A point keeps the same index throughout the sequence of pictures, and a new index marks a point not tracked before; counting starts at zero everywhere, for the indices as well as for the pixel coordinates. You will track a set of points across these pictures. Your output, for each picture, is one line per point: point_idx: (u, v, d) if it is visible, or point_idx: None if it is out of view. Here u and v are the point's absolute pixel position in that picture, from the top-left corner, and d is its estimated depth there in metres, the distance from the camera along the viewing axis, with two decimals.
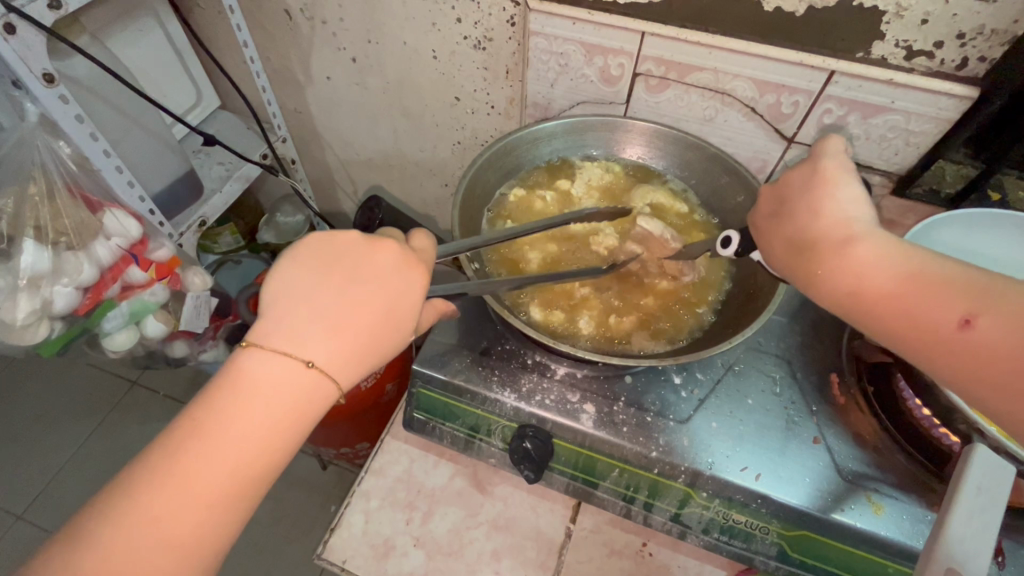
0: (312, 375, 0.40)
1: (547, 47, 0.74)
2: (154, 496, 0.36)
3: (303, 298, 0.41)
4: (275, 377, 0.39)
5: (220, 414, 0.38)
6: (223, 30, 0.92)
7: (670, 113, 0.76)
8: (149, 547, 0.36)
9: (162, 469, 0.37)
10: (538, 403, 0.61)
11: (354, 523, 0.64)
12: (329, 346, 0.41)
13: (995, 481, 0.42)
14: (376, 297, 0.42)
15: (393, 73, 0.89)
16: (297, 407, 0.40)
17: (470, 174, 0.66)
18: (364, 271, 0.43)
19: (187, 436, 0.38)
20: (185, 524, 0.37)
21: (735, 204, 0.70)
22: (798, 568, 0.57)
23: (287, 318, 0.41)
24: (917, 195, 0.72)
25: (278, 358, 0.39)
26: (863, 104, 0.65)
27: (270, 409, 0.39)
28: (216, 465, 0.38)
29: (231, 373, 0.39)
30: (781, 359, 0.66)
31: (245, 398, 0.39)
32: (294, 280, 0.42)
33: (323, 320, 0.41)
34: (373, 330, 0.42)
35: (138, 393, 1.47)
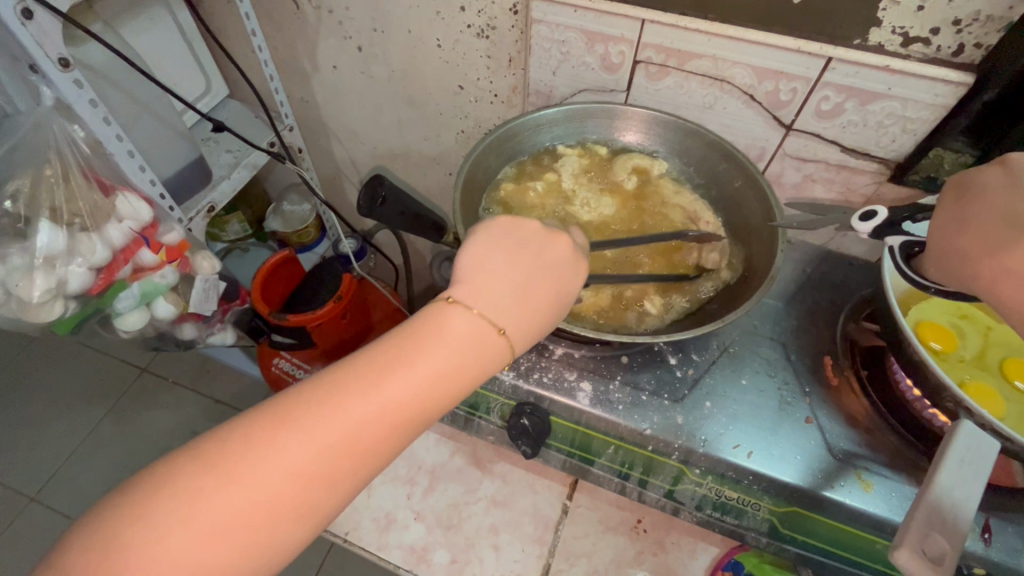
0: (498, 344, 0.43)
1: (549, 34, 0.75)
2: (335, 420, 0.37)
3: (496, 272, 0.45)
4: (461, 340, 0.41)
5: (410, 354, 0.40)
6: (232, 19, 0.94)
7: (670, 100, 0.77)
8: (316, 467, 0.36)
9: (343, 401, 0.38)
10: (535, 380, 0.62)
11: (356, 496, 0.66)
12: (516, 323, 0.44)
13: (978, 453, 0.43)
14: (552, 285, 0.46)
15: (399, 61, 0.91)
16: (473, 368, 0.42)
17: (471, 160, 0.66)
18: (546, 254, 0.47)
19: (370, 375, 0.39)
20: (347, 459, 0.37)
21: (732, 189, 0.71)
22: (787, 543, 0.59)
23: (484, 287, 0.44)
24: (914, 182, 0.73)
25: (469, 321, 0.42)
26: (860, 91, 0.66)
27: (451, 369, 0.41)
28: (389, 412, 0.38)
29: (423, 321, 0.42)
30: (776, 342, 0.67)
31: (435, 347, 0.40)
32: (492, 253, 0.46)
33: (517, 298, 0.44)
34: (544, 319, 0.46)
35: (148, 380, 1.50)
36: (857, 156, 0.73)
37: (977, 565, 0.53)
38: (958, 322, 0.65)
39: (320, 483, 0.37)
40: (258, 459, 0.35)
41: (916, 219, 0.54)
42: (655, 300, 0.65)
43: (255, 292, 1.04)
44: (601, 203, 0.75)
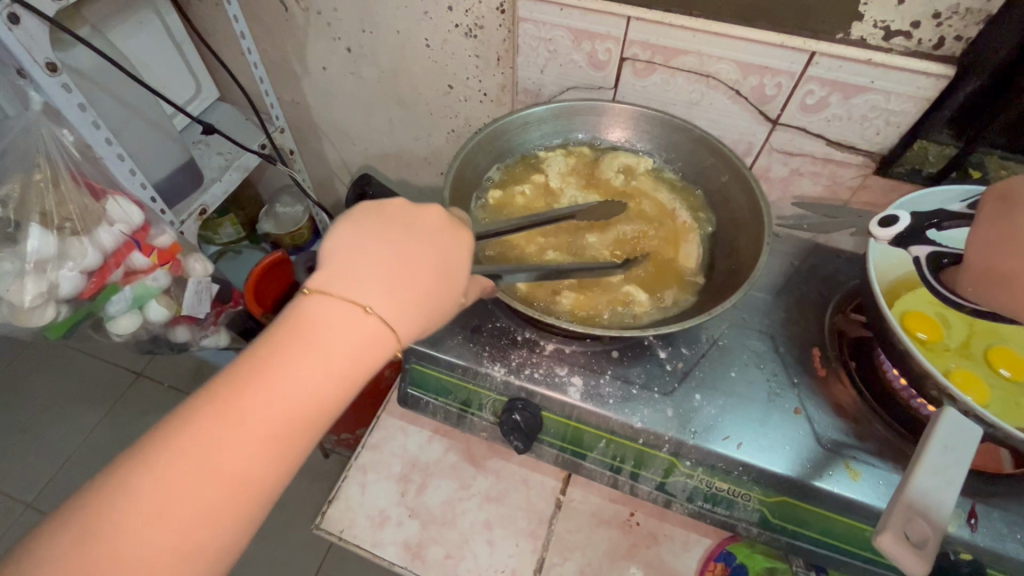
0: (380, 332, 0.42)
1: (536, 33, 0.76)
2: (211, 445, 0.36)
3: (363, 254, 0.44)
4: (338, 323, 0.41)
5: (281, 362, 0.39)
6: (221, 21, 0.94)
7: (657, 97, 0.77)
8: (200, 497, 0.36)
9: (217, 411, 0.37)
10: (526, 376, 0.62)
11: (350, 495, 0.66)
12: (393, 305, 0.43)
13: (961, 441, 0.44)
14: (431, 258, 0.46)
15: (388, 63, 0.91)
16: (357, 362, 0.41)
17: (459, 159, 0.67)
18: (415, 228, 0.48)
19: (244, 380, 0.38)
20: (237, 463, 0.37)
21: (718, 184, 0.71)
22: (779, 533, 0.59)
23: (350, 272, 0.43)
24: (899, 174, 0.73)
25: (341, 304, 0.41)
26: (844, 85, 0.67)
27: (336, 354, 0.40)
28: (273, 406, 0.38)
29: (291, 317, 0.41)
30: (765, 334, 0.67)
31: (310, 348, 0.40)
32: (356, 238, 0.46)
33: (390, 282, 0.44)
34: (429, 290, 0.46)
35: (143, 384, 1.50)
36: (843, 150, 0.73)
37: (965, 550, 0.54)
38: (945, 311, 0.66)
39: (216, 494, 0.36)
40: (132, 488, 0.35)
41: (941, 228, 0.65)
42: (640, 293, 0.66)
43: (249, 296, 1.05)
44: (587, 200, 0.75)
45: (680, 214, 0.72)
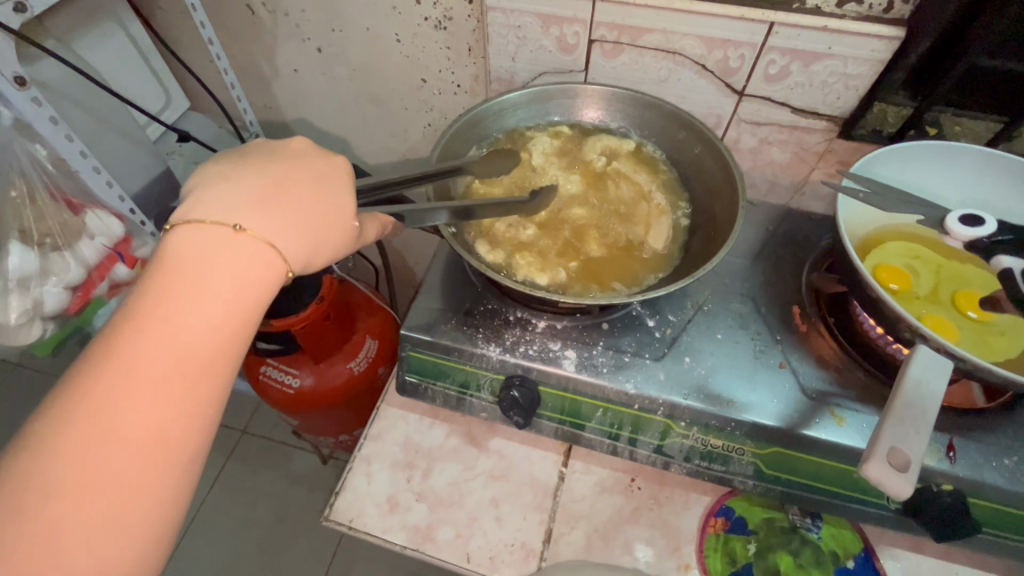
0: (265, 252, 0.44)
1: (505, 21, 0.77)
2: (115, 389, 0.38)
3: (224, 192, 0.47)
4: (214, 247, 0.43)
5: (165, 296, 0.41)
6: (188, 29, 0.94)
7: (627, 76, 0.79)
8: (123, 436, 0.37)
9: (114, 358, 0.38)
10: (521, 353, 0.64)
11: (356, 486, 0.67)
12: (269, 224, 0.45)
13: (933, 375, 0.47)
14: (289, 182, 0.49)
15: (360, 60, 0.92)
16: (250, 286, 0.43)
17: (438, 148, 0.68)
18: (271, 165, 0.51)
19: (131, 322, 0.40)
20: (153, 394, 0.38)
21: (692, 156, 0.74)
22: (772, 483, 0.62)
23: (213, 206, 0.45)
24: (862, 136, 0.77)
25: (207, 228, 0.43)
26: (803, 53, 0.69)
27: (222, 275, 0.42)
28: (171, 336, 0.40)
29: (163, 258, 0.43)
30: (746, 297, 0.70)
31: (193, 276, 0.41)
32: (215, 184, 0.48)
33: (262, 210, 0.46)
34: (302, 208, 0.48)
35: None
36: (808, 117, 0.76)
37: (946, 480, 0.57)
38: (913, 263, 0.69)
39: (142, 431, 0.38)
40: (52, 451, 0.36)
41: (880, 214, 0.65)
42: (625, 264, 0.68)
43: None
44: (568, 179, 0.76)
45: (656, 197, 0.74)
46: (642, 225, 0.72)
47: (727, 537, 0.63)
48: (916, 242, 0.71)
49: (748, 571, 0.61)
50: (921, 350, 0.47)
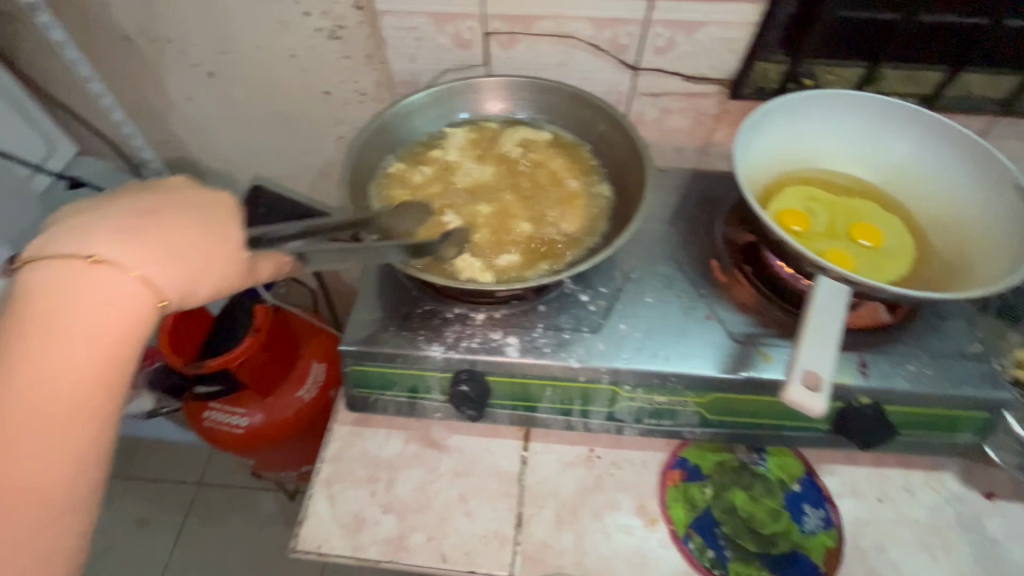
0: (129, 288, 0.42)
1: (398, 23, 0.77)
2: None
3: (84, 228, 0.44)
4: (74, 297, 0.41)
5: (30, 350, 0.40)
6: (63, 70, 0.88)
7: (527, 65, 0.81)
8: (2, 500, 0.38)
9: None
10: (465, 348, 0.65)
11: (319, 510, 0.66)
12: (130, 261, 0.43)
13: (834, 302, 0.53)
14: (161, 216, 0.47)
15: (257, 80, 0.90)
16: (119, 333, 0.42)
17: (348, 158, 0.67)
18: (146, 197, 0.48)
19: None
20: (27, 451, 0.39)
21: (599, 132, 0.76)
22: (717, 427, 0.66)
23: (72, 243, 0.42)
24: (749, 95, 0.83)
25: (63, 276, 0.41)
26: (683, 23, 0.74)
27: (88, 327, 0.41)
28: (43, 390, 0.40)
29: (19, 307, 0.41)
30: (669, 258, 0.74)
31: (53, 329, 0.40)
32: (80, 215, 0.45)
33: (113, 246, 0.43)
34: (177, 246, 0.45)
35: None
36: (699, 82, 0.81)
37: (864, 395, 0.63)
38: (810, 204, 0.75)
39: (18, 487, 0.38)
40: None
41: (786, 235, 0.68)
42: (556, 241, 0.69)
43: (165, 348, 0.95)
44: (486, 171, 0.75)
45: (568, 183, 0.73)
46: (565, 202, 0.73)
47: (685, 486, 0.67)
48: (812, 185, 0.77)
49: (708, 513, 0.65)
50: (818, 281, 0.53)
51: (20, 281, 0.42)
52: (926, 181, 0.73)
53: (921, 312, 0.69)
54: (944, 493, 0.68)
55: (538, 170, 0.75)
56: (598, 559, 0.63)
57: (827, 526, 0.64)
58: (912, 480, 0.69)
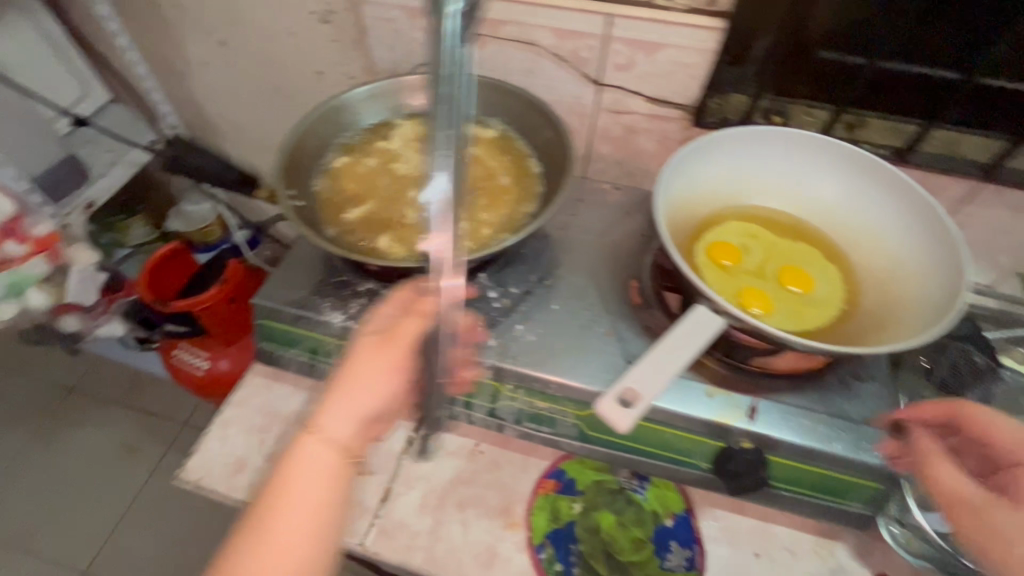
0: (321, 454, 0.52)
1: (377, 14, 0.82)
2: (285, 501, 0.49)
3: (306, 475, 0.51)
4: (312, 463, 0.52)
5: (278, 496, 0.50)
6: (100, 25, 0.99)
7: (496, 67, 0.84)
8: (302, 524, 0.49)
9: (286, 490, 0.50)
10: (362, 321, 0.67)
11: (209, 448, 0.70)
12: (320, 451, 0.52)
13: (700, 334, 0.55)
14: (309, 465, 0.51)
15: (260, 54, 0.97)
16: (328, 478, 0.52)
17: (291, 131, 0.70)
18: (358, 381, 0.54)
19: (253, 531, 0.48)
20: (298, 534, 0.48)
21: (544, 140, 0.76)
22: (597, 444, 0.66)
23: (294, 481, 0.50)
24: (713, 125, 0.81)
25: (318, 448, 0.52)
26: (643, 43, 0.74)
27: (313, 498, 0.50)
28: (297, 513, 0.49)
29: (292, 462, 0.51)
30: (590, 272, 0.74)
31: (285, 497, 0.49)
32: (311, 463, 0.51)
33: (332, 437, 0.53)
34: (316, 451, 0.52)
35: (117, 410, 1.73)
36: (661, 105, 0.81)
37: (745, 439, 0.60)
38: (747, 240, 0.73)
39: (311, 537, 0.49)
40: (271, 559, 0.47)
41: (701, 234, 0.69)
42: (483, 231, 0.69)
43: (143, 285, 1.04)
44: (423, 161, 0.77)
45: (503, 178, 0.75)
46: (496, 198, 0.73)
47: (555, 497, 0.66)
48: (754, 220, 0.75)
49: (569, 527, 0.64)
50: (692, 314, 0.55)
51: (289, 469, 0.51)
52: (865, 231, 0.70)
53: (840, 368, 0.65)
54: (829, 563, 0.64)
55: (476, 166, 0.76)
56: (448, 549, 0.63)
57: (688, 568, 0.62)
58: (797, 541, 0.65)
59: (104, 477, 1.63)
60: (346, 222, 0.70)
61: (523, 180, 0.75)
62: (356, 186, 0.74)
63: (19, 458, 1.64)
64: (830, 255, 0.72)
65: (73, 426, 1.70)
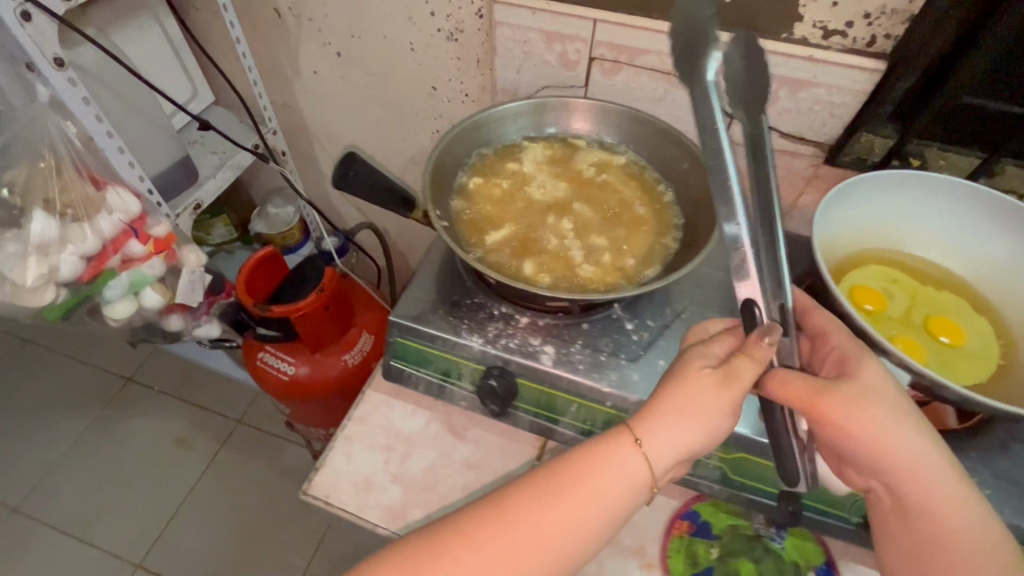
0: (634, 473, 0.49)
1: (511, 35, 0.82)
2: (553, 508, 0.47)
3: (587, 475, 0.49)
4: (614, 474, 0.49)
5: (544, 492, 0.48)
6: (219, 30, 1.01)
7: (626, 94, 0.83)
8: (541, 545, 0.47)
9: (555, 493, 0.48)
10: (502, 346, 0.66)
11: (335, 464, 0.69)
12: (635, 467, 0.49)
13: None
14: (596, 466, 0.49)
15: (375, 67, 0.98)
16: (607, 501, 0.48)
17: (437, 148, 0.70)
18: (698, 404, 0.49)
19: (506, 512, 0.48)
20: (543, 549, 0.47)
21: (680, 171, 0.75)
22: (738, 488, 0.64)
23: (592, 479, 0.48)
24: (846, 163, 0.80)
25: (623, 460, 0.49)
26: (790, 80, 0.73)
27: (584, 511, 0.48)
28: (553, 526, 0.47)
29: (583, 462, 0.49)
30: (725, 308, 0.72)
31: (551, 501, 0.48)
32: (603, 466, 0.49)
33: (625, 459, 0.49)
34: (593, 460, 0.49)
35: (173, 403, 1.75)
36: (795, 141, 0.79)
37: None
38: (889, 286, 0.71)
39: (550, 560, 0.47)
40: (497, 550, 0.46)
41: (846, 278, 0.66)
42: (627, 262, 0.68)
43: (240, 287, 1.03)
44: (556, 186, 0.76)
45: (639, 208, 0.74)
46: (635, 229, 0.72)
47: (691, 539, 0.65)
48: (894, 265, 0.73)
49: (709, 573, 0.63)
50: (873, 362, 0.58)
51: (588, 467, 0.49)
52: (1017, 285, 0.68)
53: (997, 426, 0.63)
54: None
55: (611, 194, 0.76)
56: None
57: None
58: None
59: (159, 470, 1.63)
60: (488, 244, 0.69)
61: (660, 212, 0.74)
62: (493, 207, 0.73)
63: (78, 446, 1.66)
64: (979, 308, 0.70)
65: (131, 417, 1.72)
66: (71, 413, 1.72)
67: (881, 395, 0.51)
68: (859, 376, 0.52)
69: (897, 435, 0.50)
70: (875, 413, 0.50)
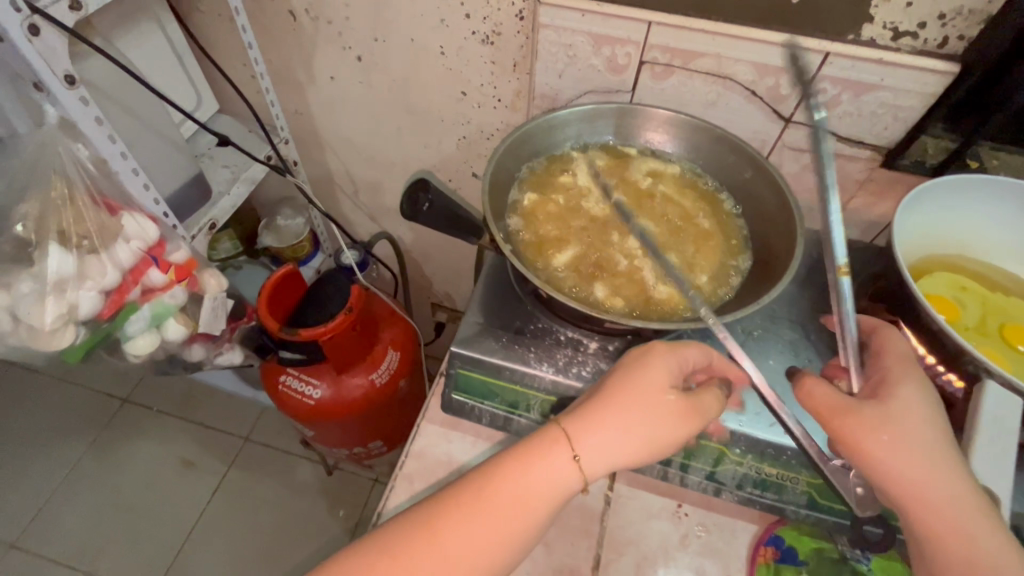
0: (567, 472, 0.53)
1: (556, 39, 0.77)
2: (489, 503, 0.52)
3: (539, 473, 0.53)
4: (545, 476, 0.53)
5: (486, 485, 0.53)
6: (228, 34, 0.94)
7: (675, 98, 0.79)
8: (477, 543, 0.51)
9: (496, 483, 0.53)
10: (574, 374, 0.63)
11: (399, 505, 0.65)
12: (571, 467, 0.53)
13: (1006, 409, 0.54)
14: (539, 468, 0.53)
15: (400, 72, 0.92)
16: (544, 498, 0.53)
17: (492, 163, 0.65)
18: (648, 406, 0.53)
19: (454, 506, 0.52)
20: (478, 541, 0.51)
21: (741, 180, 0.71)
22: (828, 514, 0.61)
23: (537, 480, 0.53)
24: (905, 167, 0.77)
25: (566, 459, 0.53)
26: (855, 83, 0.71)
27: (529, 506, 0.52)
28: (487, 525, 0.52)
29: (529, 455, 0.54)
30: (795, 323, 0.70)
31: (491, 495, 0.52)
32: (555, 462, 0.53)
33: (573, 463, 0.53)
34: (535, 457, 0.53)
35: (173, 423, 1.67)
36: (853, 146, 0.77)
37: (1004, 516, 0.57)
38: (960, 294, 0.69)
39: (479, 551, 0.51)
40: (435, 553, 0.51)
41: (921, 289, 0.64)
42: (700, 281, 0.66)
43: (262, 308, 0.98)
44: (614, 200, 0.73)
45: (703, 220, 0.71)
46: (703, 246, 0.70)
47: (777, 567, 0.63)
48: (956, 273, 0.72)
49: None
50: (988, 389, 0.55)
51: (533, 463, 0.53)
52: None
53: None
54: None
55: (672, 207, 0.73)
56: None
57: None
58: None
59: (164, 494, 1.56)
60: (555, 268, 0.67)
61: (725, 225, 0.71)
62: (553, 227, 0.71)
63: (76, 473, 1.57)
64: None
65: (130, 440, 1.63)
66: (65, 440, 1.63)
67: (906, 420, 0.52)
68: (890, 402, 0.53)
69: (919, 457, 0.50)
70: (887, 438, 0.51)
